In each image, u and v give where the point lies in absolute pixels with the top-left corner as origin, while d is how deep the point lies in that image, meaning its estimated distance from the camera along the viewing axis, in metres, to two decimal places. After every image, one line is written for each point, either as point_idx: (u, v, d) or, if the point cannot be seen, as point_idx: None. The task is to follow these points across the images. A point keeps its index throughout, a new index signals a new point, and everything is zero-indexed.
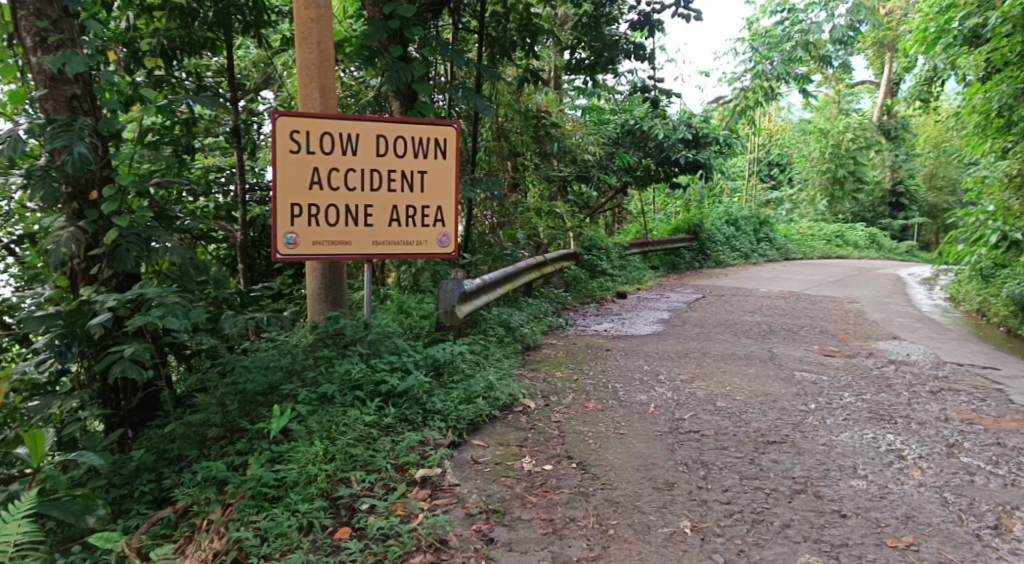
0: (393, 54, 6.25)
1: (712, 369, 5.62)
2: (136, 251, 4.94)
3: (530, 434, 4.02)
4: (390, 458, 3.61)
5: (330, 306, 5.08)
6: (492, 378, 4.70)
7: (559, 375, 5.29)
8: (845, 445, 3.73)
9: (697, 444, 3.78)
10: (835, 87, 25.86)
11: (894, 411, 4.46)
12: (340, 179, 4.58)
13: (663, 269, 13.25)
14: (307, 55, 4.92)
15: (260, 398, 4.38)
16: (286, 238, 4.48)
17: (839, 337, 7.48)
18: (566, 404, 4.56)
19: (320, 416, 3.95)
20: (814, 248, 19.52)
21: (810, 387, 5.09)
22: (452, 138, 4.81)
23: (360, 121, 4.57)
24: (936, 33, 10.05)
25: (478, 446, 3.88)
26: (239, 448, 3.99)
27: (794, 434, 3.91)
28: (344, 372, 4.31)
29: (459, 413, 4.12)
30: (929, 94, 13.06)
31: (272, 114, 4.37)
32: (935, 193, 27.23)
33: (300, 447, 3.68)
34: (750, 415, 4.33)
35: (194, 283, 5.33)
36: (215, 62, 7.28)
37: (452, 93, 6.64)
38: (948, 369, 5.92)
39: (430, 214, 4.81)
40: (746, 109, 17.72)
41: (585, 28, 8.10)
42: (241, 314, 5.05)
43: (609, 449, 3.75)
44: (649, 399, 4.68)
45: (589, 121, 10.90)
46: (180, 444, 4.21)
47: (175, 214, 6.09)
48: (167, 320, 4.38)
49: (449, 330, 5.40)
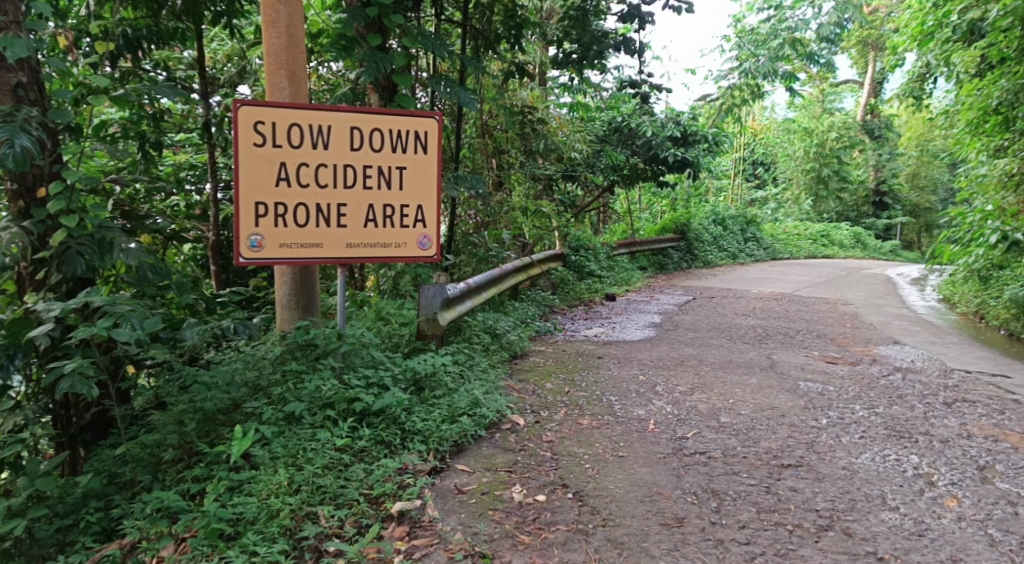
0: (371, 43, 5.82)
1: (711, 379, 5.28)
2: (88, 255, 4.51)
3: (520, 457, 3.64)
4: (363, 488, 3.21)
5: (301, 314, 4.65)
6: (477, 392, 4.32)
7: (549, 387, 4.91)
8: (868, 469, 3.37)
9: (705, 469, 3.43)
10: (820, 85, 25.69)
11: (913, 428, 4.13)
12: (310, 175, 4.18)
13: (650, 270, 12.93)
14: (274, 39, 4.50)
15: (221, 418, 3.97)
16: (250, 241, 4.06)
17: (838, 342, 7.17)
18: (558, 421, 4.19)
19: (285, 441, 3.55)
20: (800, 248, 19.33)
21: (818, 399, 4.76)
22: (434, 131, 4.41)
23: (332, 112, 4.17)
24: (933, 27, 9.77)
25: (463, 472, 3.48)
26: (196, 474, 3.57)
27: (810, 456, 3.57)
28: (314, 389, 3.89)
29: (441, 433, 3.73)
30: (921, 91, 12.77)
31: (233, 103, 3.95)
32: (918, 192, 27.12)
33: (262, 478, 3.28)
34: (758, 432, 4.00)
35: (154, 289, 4.89)
36: (184, 54, 6.85)
37: (435, 87, 6.21)
38: (956, 378, 5.61)
39: (410, 214, 4.41)
40: (733, 108, 17.42)
41: (573, 21, 7.69)
42: (204, 323, 4.65)
43: (609, 476, 3.38)
44: (648, 415, 4.32)
45: (577, 117, 10.52)
46: (132, 467, 3.80)
47: (144, 214, 5.70)
48: (115, 332, 3.92)
49: (431, 339, 5.00)
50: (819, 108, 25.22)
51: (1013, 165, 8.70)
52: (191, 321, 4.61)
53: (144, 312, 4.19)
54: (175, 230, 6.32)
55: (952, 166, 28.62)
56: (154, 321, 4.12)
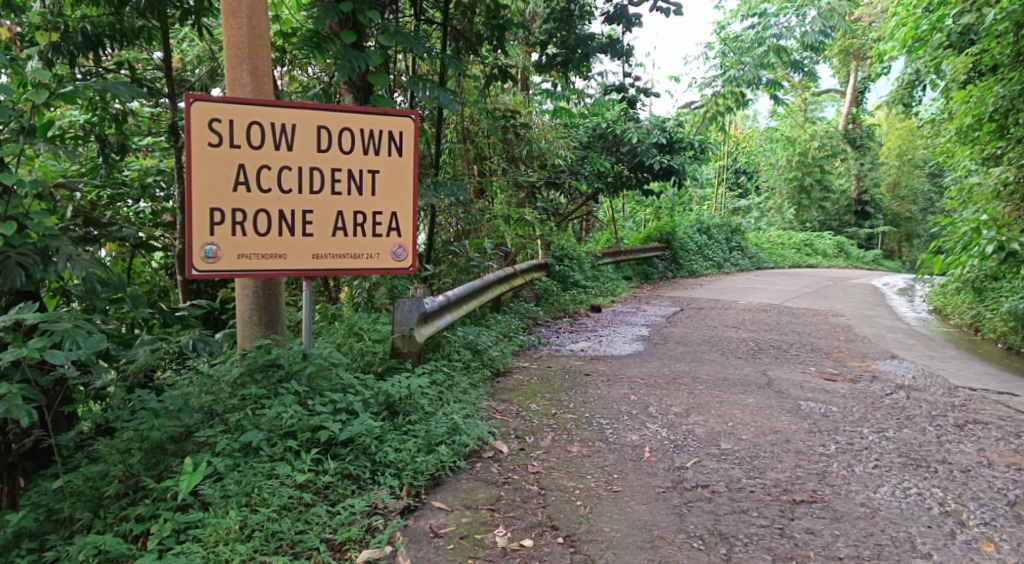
0: (345, 40, 5.41)
1: (707, 399, 4.94)
2: (29, 265, 4.05)
3: (504, 492, 3.28)
4: (325, 533, 2.85)
5: (264, 331, 4.24)
6: (457, 417, 3.94)
7: (535, 408, 4.55)
8: (889, 506, 3.14)
9: (709, 506, 3.13)
10: (803, 95, 25.59)
11: (928, 454, 3.85)
12: (272, 178, 3.81)
13: (635, 280, 12.61)
14: (236, 31, 4.13)
15: (171, 447, 3.54)
16: (204, 251, 3.67)
17: (833, 356, 6.87)
18: (545, 448, 3.83)
19: (239, 476, 3.15)
20: (784, 257, 19.15)
21: (822, 422, 4.45)
22: (409, 132, 4.05)
23: (297, 109, 3.80)
24: (927, 31, 9.52)
25: (440, 511, 3.11)
26: (139, 513, 3.16)
27: (823, 490, 3.29)
28: (273, 416, 3.49)
29: (415, 465, 3.36)
30: (910, 98, 12.54)
31: (186, 98, 3.57)
32: (899, 202, 27.05)
33: (211, 520, 2.89)
34: (763, 461, 3.68)
35: (105, 302, 4.44)
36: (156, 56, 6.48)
37: (414, 89, 5.80)
38: (962, 396, 5.32)
39: (383, 221, 4.05)
40: (717, 116, 17.21)
41: (557, 23, 7.35)
42: (157, 341, 4.18)
43: (603, 516, 3.04)
44: (642, 440, 3.97)
45: (560, 124, 10.18)
46: (70, 503, 3.36)
47: (109, 221, 5.25)
48: (50, 353, 3.44)
49: (407, 357, 4.63)
50: (801, 117, 25.13)
51: (1008, 174, 8.48)
52: (144, 339, 4.14)
53: (90, 327, 3.73)
54: (143, 238, 5.73)
55: (933, 176, 28.65)
56: (99, 339, 3.66)
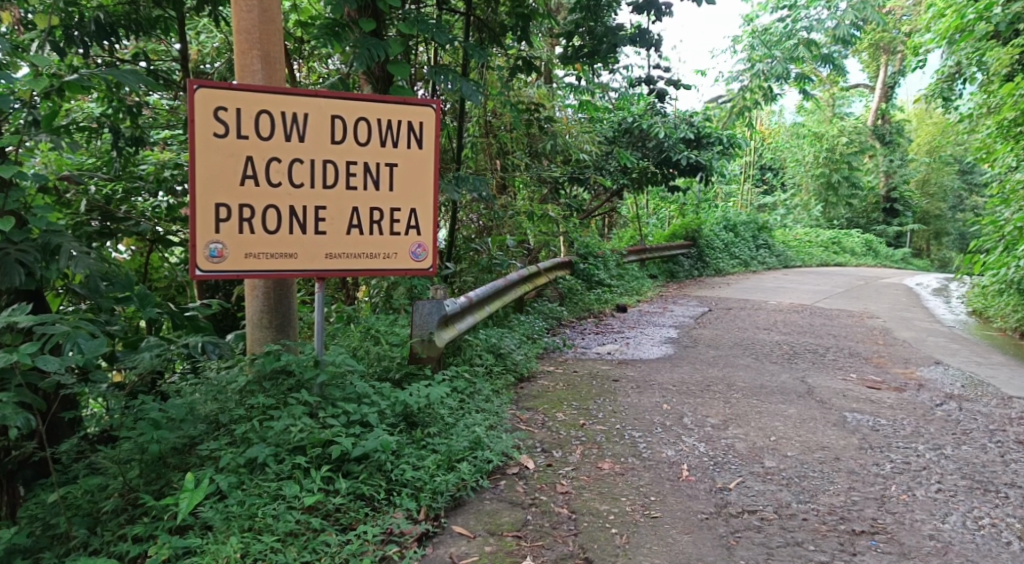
0: (364, 29, 5.11)
1: (745, 408, 4.63)
2: (29, 263, 3.77)
3: (530, 516, 3.01)
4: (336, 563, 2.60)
5: (275, 335, 3.98)
6: (479, 429, 3.67)
7: (561, 418, 4.26)
8: (963, 542, 2.82)
9: (759, 537, 2.83)
10: (831, 89, 24.96)
11: (995, 476, 3.52)
12: (283, 172, 3.55)
13: (660, 278, 12.25)
14: (246, 14, 3.87)
15: (173, 460, 3.30)
16: (208, 250, 3.43)
17: (874, 362, 6.50)
18: (574, 465, 3.54)
19: (243, 497, 2.91)
20: (812, 256, 18.64)
21: (871, 436, 4.12)
22: (429, 122, 3.77)
23: (309, 97, 3.53)
24: (974, 20, 9.02)
25: (462, 537, 2.86)
26: (136, 534, 2.90)
27: (885, 519, 2.98)
28: (282, 430, 3.25)
29: (434, 484, 3.10)
30: (949, 91, 12.05)
31: (189, 84, 3.32)
32: (929, 199, 26.40)
33: (211, 547, 2.65)
34: (814, 482, 3.36)
35: (112, 302, 4.16)
36: (174, 47, 6.27)
37: (434, 79, 5.51)
38: (1019, 408, 4.94)
39: (401, 219, 3.78)
40: (744, 111, 16.76)
41: (583, 11, 6.99)
42: (164, 344, 3.89)
43: (642, 547, 2.76)
44: (680, 457, 3.66)
45: (585, 118, 9.85)
46: (66, 518, 3.10)
47: (126, 216, 5.06)
48: (43, 358, 3.17)
49: (426, 363, 4.36)
50: (829, 112, 24.54)
51: None
52: (150, 343, 3.86)
53: (91, 329, 3.47)
54: (162, 233, 5.41)
55: (965, 172, 27.89)
56: (102, 342, 3.41)
